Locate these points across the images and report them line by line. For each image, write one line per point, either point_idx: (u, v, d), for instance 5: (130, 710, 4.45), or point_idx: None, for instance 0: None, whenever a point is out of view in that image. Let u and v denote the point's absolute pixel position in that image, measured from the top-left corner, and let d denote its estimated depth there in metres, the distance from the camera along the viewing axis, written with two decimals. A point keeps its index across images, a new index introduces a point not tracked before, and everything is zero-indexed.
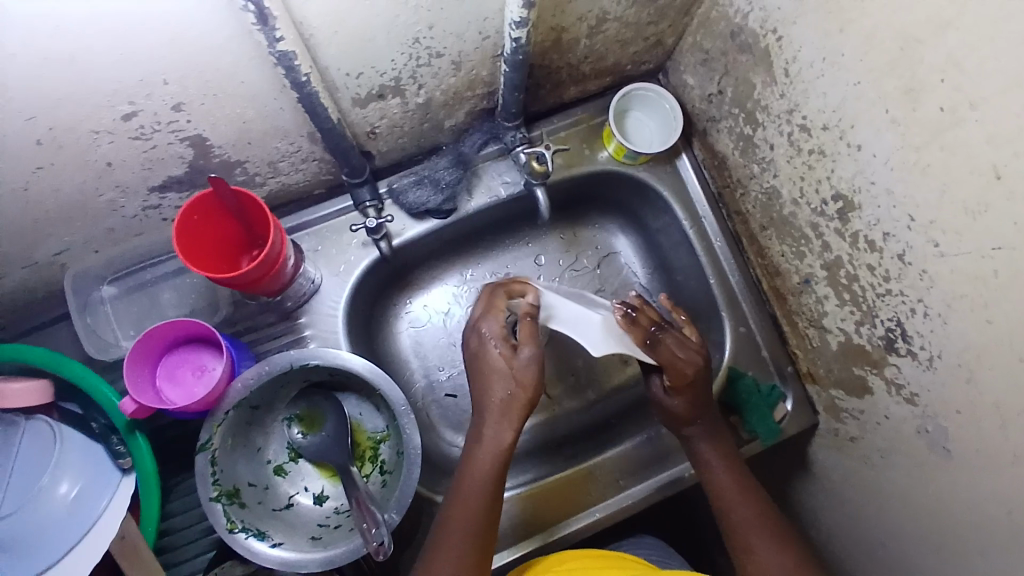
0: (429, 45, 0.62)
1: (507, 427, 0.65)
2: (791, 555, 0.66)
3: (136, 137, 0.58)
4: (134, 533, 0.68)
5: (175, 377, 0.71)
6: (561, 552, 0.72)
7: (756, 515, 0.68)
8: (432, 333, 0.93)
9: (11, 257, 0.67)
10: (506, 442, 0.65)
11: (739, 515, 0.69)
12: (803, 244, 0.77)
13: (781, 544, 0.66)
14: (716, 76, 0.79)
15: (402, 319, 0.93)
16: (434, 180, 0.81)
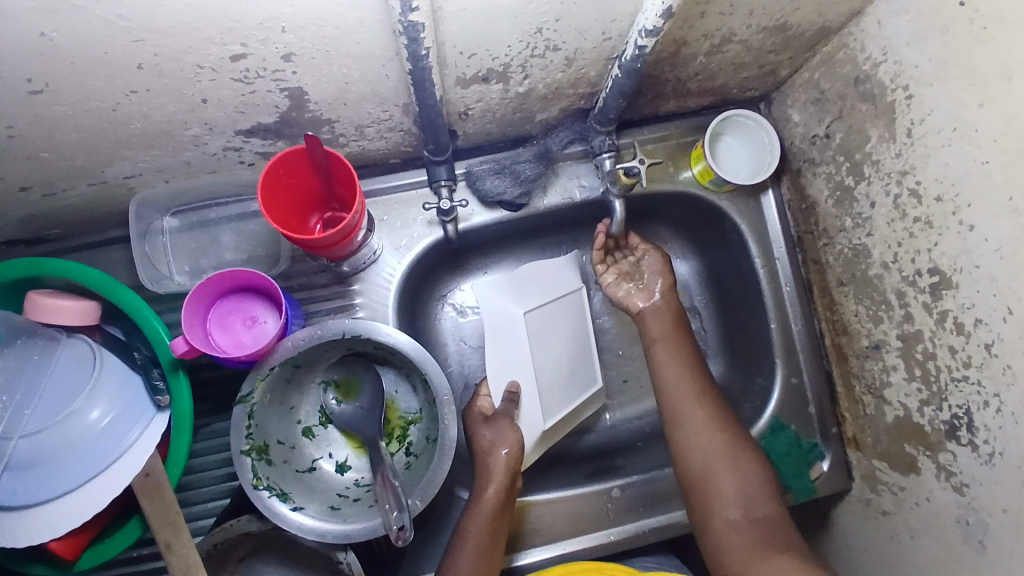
0: (550, 37, 0.59)
1: (491, 483, 0.71)
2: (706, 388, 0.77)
3: (238, 78, 0.56)
4: (159, 472, 0.67)
5: (225, 323, 0.70)
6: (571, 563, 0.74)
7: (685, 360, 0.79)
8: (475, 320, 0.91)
9: (83, 171, 0.66)
10: (491, 498, 0.70)
11: (686, 415, 0.75)
12: (882, 309, 0.74)
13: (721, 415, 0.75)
14: (827, 119, 0.75)
15: (448, 300, 0.91)
16: (514, 172, 0.79)
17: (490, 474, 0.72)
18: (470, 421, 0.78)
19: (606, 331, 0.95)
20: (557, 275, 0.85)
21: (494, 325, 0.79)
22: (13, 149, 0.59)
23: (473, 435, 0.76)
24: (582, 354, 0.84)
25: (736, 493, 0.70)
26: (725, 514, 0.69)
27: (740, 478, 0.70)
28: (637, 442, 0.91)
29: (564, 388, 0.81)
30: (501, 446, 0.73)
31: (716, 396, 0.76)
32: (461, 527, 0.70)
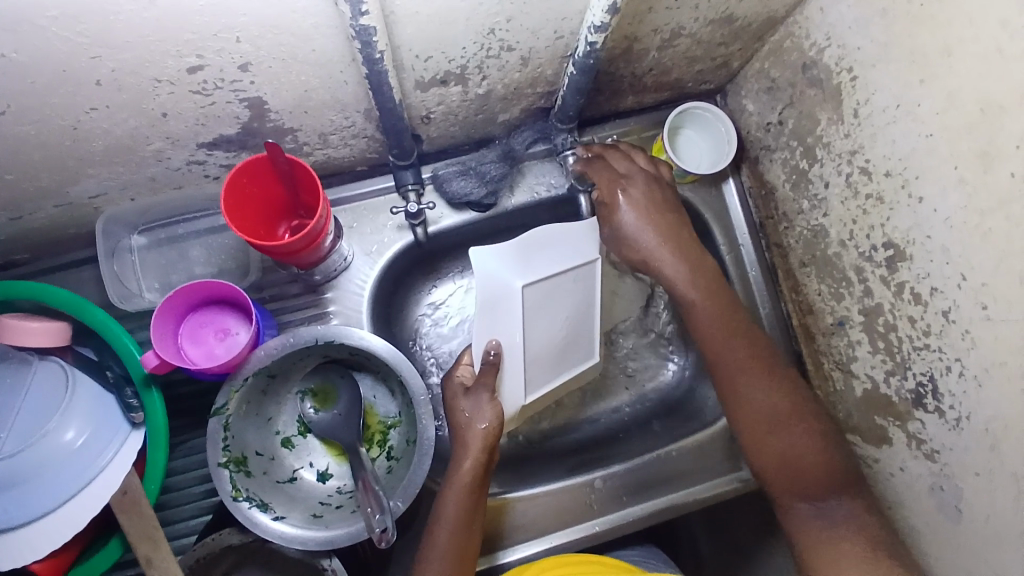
0: (503, 38, 0.60)
1: (467, 457, 0.70)
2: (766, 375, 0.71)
3: (197, 90, 0.56)
4: (136, 489, 0.65)
5: (197, 336, 0.70)
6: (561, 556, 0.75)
7: (739, 347, 0.72)
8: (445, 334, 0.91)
9: (46, 192, 0.66)
10: (467, 473, 0.70)
11: (751, 407, 0.70)
12: (843, 286, 0.76)
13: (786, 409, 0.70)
14: (779, 106, 0.78)
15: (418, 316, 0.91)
16: (480, 172, 0.80)
17: (469, 448, 0.71)
18: (450, 394, 0.75)
19: None
20: (548, 251, 0.73)
21: (485, 298, 0.67)
22: None
23: (452, 408, 0.74)
24: (579, 323, 0.78)
25: (793, 476, 0.67)
26: (797, 509, 0.67)
27: (807, 471, 0.67)
28: (617, 434, 0.92)
29: (550, 362, 0.76)
30: (480, 418, 0.71)
31: (778, 377, 0.71)
32: (443, 500, 0.70)
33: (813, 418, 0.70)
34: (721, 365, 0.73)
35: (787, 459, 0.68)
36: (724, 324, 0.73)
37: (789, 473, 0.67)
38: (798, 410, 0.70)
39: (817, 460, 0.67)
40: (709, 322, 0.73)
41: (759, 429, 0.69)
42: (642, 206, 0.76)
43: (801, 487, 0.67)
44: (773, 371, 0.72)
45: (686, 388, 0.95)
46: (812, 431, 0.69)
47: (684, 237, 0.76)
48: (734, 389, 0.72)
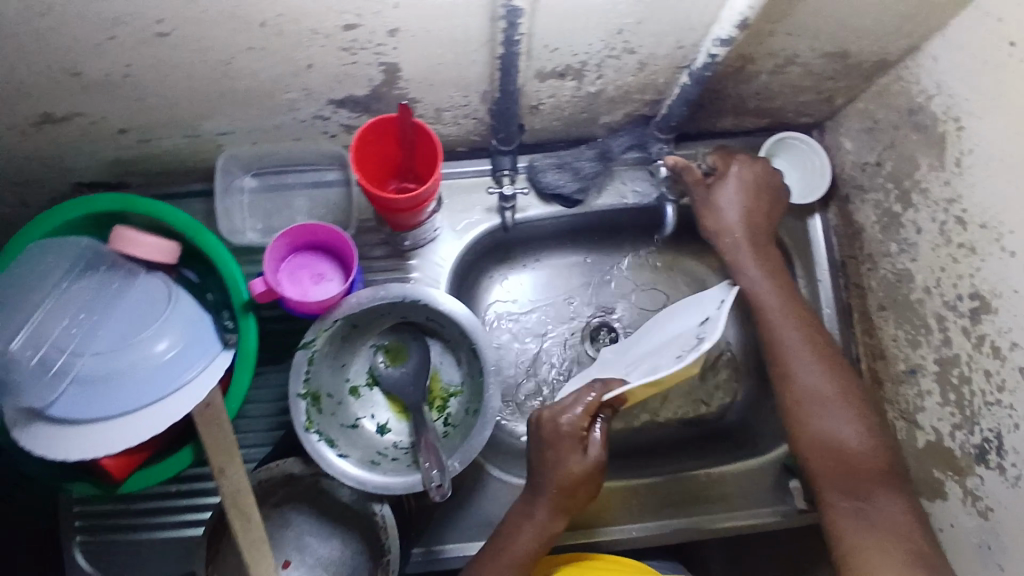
0: (628, 39, 0.64)
1: (560, 518, 0.71)
2: (822, 361, 0.73)
3: (344, 47, 0.62)
4: (219, 404, 0.69)
5: (295, 276, 0.76)
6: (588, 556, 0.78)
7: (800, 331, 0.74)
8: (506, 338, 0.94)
9: (183, 122, 0.72)
10: (554, 529, 0.71)
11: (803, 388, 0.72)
12: (922, 333, 0.76)
13: (841, 400, 0.71)
14: (879, 147, 0.79)
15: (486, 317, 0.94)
16: (575, 168, 0.83)
17: (575, 500, 0.71)
18: (566, 439, 0.71)
19: None
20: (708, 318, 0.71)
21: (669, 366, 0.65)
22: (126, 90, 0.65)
23: (562, 456, 0.71)
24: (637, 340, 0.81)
25: (841, 467, 0.68)
26: (835, 501, 0.67)
27: (854, 461, 0.68)
28: (662, 449, 0.92)
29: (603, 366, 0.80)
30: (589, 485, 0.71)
31: (832, 365, 0.73)
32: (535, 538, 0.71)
33: (863, 406, 0.71)
34: (778, 340, 0.75)
35: (832, 445, 0.69)
36: (787, 302, 0.76)
37: (836, 460, 0.68)
38: (851, 398, 0.71)
39: (865, 450, 0.68)
40: (774, 297, 0.76)
41: (806, 407, 0.71)
42: (747, 191, 0.80)
43: (852, 478, 0.67)
44: (829, 355, 0.74)
45: (739, 415, 0.94)
46: (861, 422, 0.70)
47: (762, 234, 0.80)
48: (786, 361, 0.73)
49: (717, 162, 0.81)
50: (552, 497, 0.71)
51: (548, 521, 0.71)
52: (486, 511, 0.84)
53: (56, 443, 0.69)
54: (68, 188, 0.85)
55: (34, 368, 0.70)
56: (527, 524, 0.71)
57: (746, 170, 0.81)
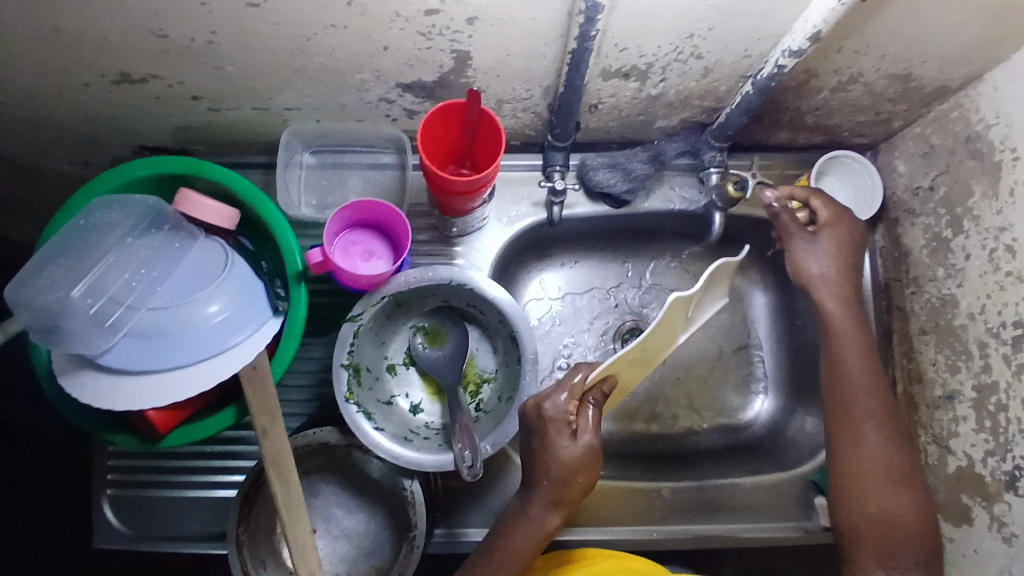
0: (698, 44, 0.65)
1: (554, 513, 0.71)
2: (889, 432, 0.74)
3: (422, 32, 0.63)
4: (264, 367, 0.72)
5: (348, 251, 0.78)
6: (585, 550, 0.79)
7: (875, 398, 0.75)
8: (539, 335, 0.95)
9: (254, 94, 0.75)
10: (550, 526, 0.71)
11: (865, 456, 0.73)
12: (961, 359, 0.76)
13: (899, 477, 0.72)
14: (933, 172, 0.79)
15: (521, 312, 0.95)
16: (626, 168, 0.83)
17: (570, 490, 0.70)
18: (553, 424, 0.70)
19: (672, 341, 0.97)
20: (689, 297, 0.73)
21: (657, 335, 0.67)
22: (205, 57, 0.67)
23: (551, 442, 0.70)
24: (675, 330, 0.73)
25: (885, 542, 0.70)
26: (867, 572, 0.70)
27: (899, 538, 0.70)
28: (689, 455, 0.94)
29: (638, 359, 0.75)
30: (580, 472, 0.70)
31: (898, 439, 0.74)
32: (537, 532, 0.71)
33: (918, 487, 0.73)
34: (852, 403, 0.75)
35: (880, 517, 0.71)
36: (865, 366, 0.76)
37: (881, 535, 0.71)
38: (908, 476, 0.73)
39: (910, 530, 0.71)
40: (856, 363, 0.76)
41: (866, 479, 0.72)
42: (835, 244, 0.80)
43: (890, 552, 0.70)
44: (896, 427, 0.74)
45: (768, 429, 0.95)
46: (914, 501, 0.72)
47: (847, 281, 0.80)
48: (857, 426, 0.74)
49: (822, 213, 0.81)
50: (547, 488, 0.70)
51: (543, 516, 0.71)
52: None
53: (105, 394, 0.70)
54: (132, 150, 0.88)
55: (90, 318, 0.68)
56: (528, 519, 0.71)
57: (841, 230, 0.81)
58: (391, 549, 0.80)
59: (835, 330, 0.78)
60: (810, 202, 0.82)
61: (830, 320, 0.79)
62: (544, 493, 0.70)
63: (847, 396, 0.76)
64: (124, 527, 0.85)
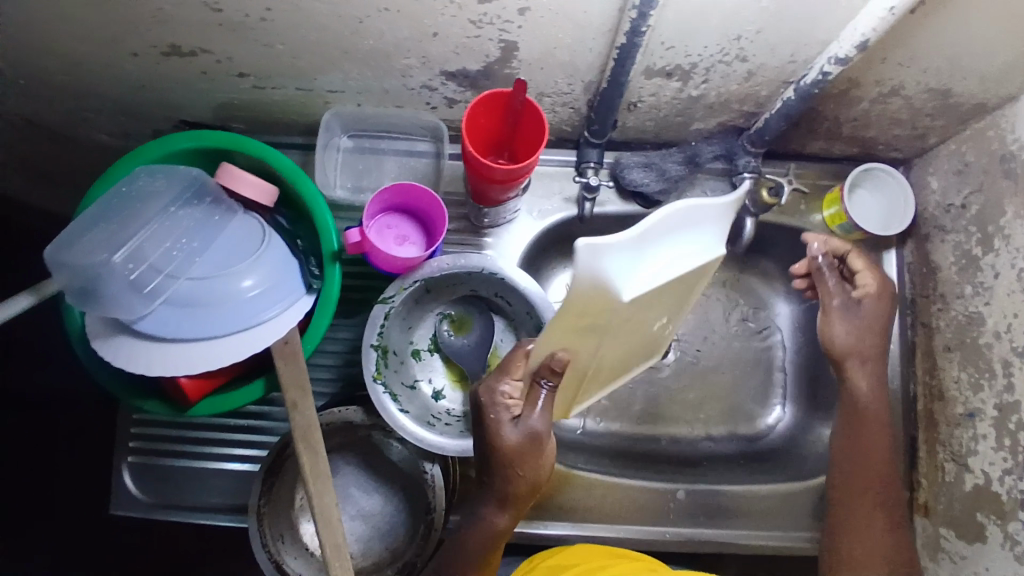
0: (743, 47, 0.66)
1: (502, 511, 0.68)
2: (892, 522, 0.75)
3: (473, 20, 0.64)
4: (296, 343, 0.73)
5: (382, 234, 0.79)
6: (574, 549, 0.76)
7: (884, 488, 0.77)
8: None
9: (300, 74, 0.76)
10: (500, 524, 0.68)
11: (866, 539, 0.74)
12: (984, 377, 0.77)
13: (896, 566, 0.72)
14: (966, 189, 0.80)
15: None
16: (660, 169, 0.84)
17: (514, 483, 0.66)
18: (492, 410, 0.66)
19: (693, 345, 0.97)
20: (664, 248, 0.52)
21: None
22: (257, 35, 0.68)
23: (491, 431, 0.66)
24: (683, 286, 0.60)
25: None
26: None
27: None
28: (703, 460, 0.94)
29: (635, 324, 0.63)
30: (522, 466, 0.65)
31: (901, 529, 0.75)
32: (488, 527, 0.68)
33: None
34: (863, 489, 0.77)
35: None
36: (881, 454, 0.78)
37: None
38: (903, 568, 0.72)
39: None
40: (881, 451, 0.78)
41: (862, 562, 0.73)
42: (872, 321, 0.81)
43: None
44: (899, 518, 0.75)
45: (784, 440, 0.95)
46: None
47: (878, 354, 0.81)
48: (863, 512, 0.76)
49: (863, 284, 0.82)
50: (492, 482, 0.67)
51: (492, 514, 0.68)
52: None
53: (139, 359, 0.70)
54: (173, 124, 0.89)
55: (129, 283, 0.69)
56: (480, 515, 0.69)
57: (880, 304, 0.82)
58: (405, 532, 0.80)
59: (860, 407, 0.80)
60: (852, 260, 0.84)
61: (862, 400, 0.80)
62: (493, 484, 0.67)
63: (869, 475, 0.77)
64: (143, 495, 0.86)
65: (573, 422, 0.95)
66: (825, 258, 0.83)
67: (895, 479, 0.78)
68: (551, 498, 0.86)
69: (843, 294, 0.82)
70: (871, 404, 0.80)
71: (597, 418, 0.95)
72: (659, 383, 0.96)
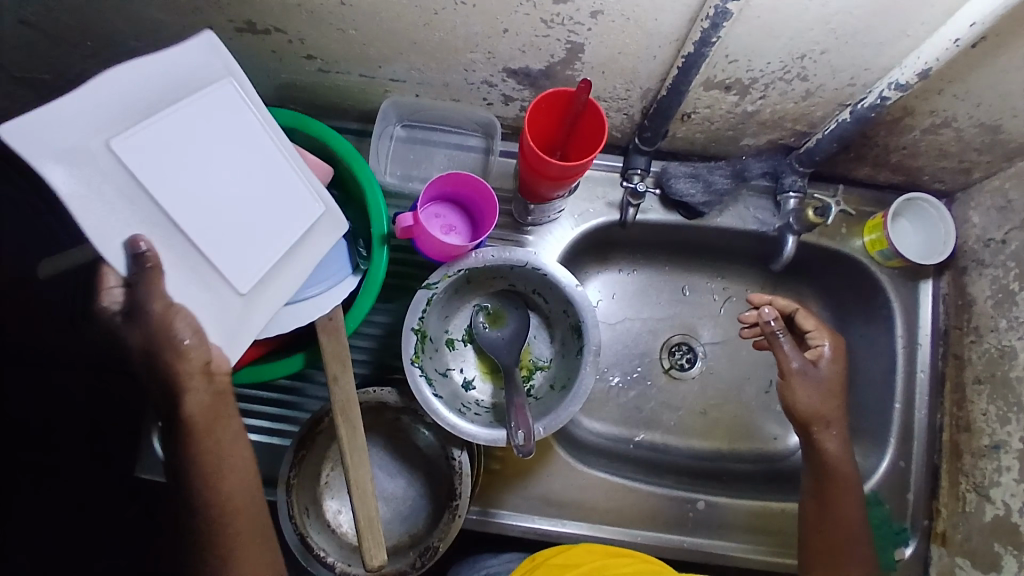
0: (806, 66, 0.67)
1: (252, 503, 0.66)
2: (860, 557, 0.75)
3: (544, 20, 0.66)
4: (340, 319, 0.72)
5: (431, 222, 0.80)
6: (586, 548, 0.74)
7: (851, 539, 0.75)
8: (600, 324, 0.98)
9: (365, 60, 0.78)
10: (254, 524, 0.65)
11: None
12: (1014, 411, 0.77)
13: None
14: (1008, 226, 0.80)
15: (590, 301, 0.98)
16: (707, 181, 0.85)
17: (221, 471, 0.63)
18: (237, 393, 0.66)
19: (721, 359, 0.98)
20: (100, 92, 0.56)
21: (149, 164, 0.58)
22: (331, 17, 0.70)
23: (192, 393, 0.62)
24: (282, 186, 0.66)
25: None
26: None
27: None
28: (724, 474, 0.94)
29: (307, 256, 0.69)
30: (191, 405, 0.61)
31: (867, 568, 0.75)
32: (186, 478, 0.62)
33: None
34: (834, 540, 0.75)
35: None
36: (847, 505, 0.75)
37: None
38: None
39: None
40: (851, 513, 0.75)
41: None
42: (834, 380, 0.76)
43: None
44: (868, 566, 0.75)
45: None
46: None
47: (837, 407, 0.76)
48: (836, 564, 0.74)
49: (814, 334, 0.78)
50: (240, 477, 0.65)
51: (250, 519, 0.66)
52: (548, 487, 0.86)
53: None
54: None
55: None
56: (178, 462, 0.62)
57: (838, 362, 0.77)
58: (427, 517, 0.81)
59: (830, 472, 0.76)
60: (800, 318, 0.79)
61: (831, 467, 0.76)
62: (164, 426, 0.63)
63: (836, 538, 0.75)
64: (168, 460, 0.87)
65: (595, 424, 0.95)
66: (778, 322, 0.75)
67: (860, 537, 0.75)
68: (572, 497, 0.86)
69: (802, 357, 0.75)
70: (840, 455, 0.76)
71: (620, 423, 0.96)
72: (684, 393, 0.97)
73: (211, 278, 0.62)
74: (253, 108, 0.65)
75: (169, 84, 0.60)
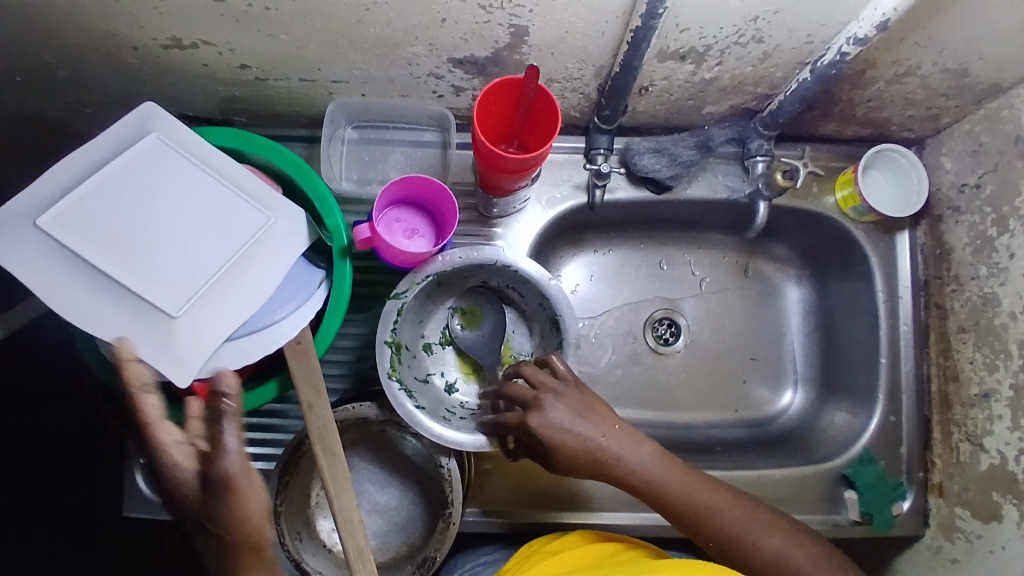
0: (761, 27, 0.64)
1: None
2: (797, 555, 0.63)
3: (482, 6, 0.62)
4: (309, 341, 0.71)
5: (391, 227, 0.78)
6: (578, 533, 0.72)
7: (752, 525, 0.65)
8: (578, 308, 0.95)
9: (303, 65, 0.74)
10: None
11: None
12: (1000, 358, 0.77)
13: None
14: (980, 170, 0.79)
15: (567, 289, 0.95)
16: (672, 154, 0.83)
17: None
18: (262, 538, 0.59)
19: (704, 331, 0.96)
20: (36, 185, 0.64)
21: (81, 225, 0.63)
22: (260, 24, 0.66)
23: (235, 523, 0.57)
24: (218, 217, 0.68)
25: None
26: None
27: None
28: (715, 446, 0.92)
29: (265, 270, 0.70)
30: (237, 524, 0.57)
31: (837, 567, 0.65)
32: None
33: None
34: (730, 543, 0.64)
35: None
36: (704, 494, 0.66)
37: None
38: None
39: None
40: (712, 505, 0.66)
41: None
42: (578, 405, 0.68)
43: None
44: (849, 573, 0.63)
45: (795, 423, 0.94)
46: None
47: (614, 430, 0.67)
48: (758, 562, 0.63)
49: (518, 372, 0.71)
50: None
51: None
52: (543, 481, 0.85)
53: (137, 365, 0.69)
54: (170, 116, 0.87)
55: None
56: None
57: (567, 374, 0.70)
58: (422, 526, 0.80)
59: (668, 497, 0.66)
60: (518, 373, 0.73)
61: (657, 481, 0.66)
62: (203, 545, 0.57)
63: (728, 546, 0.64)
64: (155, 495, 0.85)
65: None
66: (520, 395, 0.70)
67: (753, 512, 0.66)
68: (567, 488, 0.86)
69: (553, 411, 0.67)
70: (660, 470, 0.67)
71: None
72: (670, 370, 0.95)
73: (148, 312, 0.64)
74: (182, 152, 0.69)
75: (102, 160, 0.66)
